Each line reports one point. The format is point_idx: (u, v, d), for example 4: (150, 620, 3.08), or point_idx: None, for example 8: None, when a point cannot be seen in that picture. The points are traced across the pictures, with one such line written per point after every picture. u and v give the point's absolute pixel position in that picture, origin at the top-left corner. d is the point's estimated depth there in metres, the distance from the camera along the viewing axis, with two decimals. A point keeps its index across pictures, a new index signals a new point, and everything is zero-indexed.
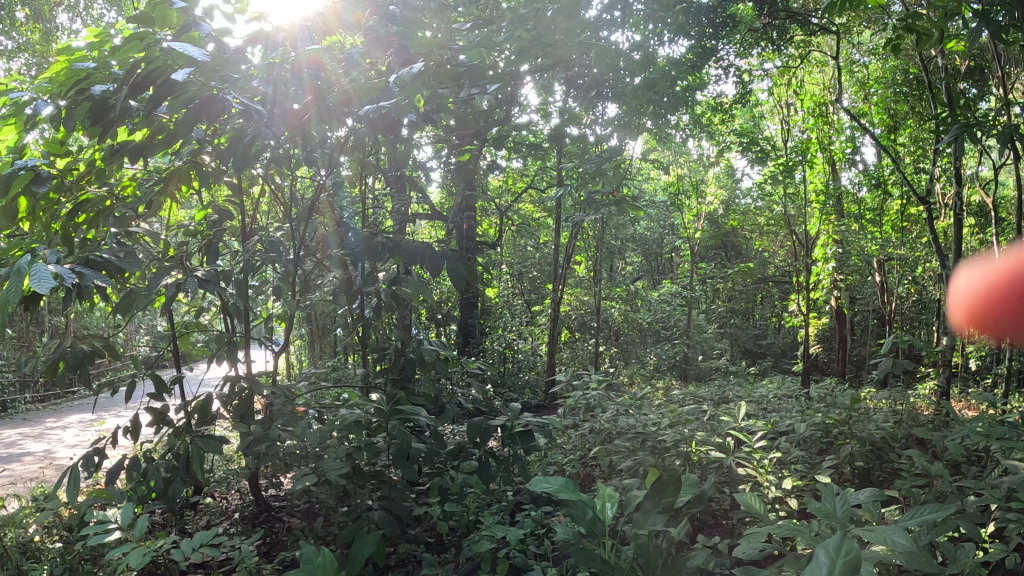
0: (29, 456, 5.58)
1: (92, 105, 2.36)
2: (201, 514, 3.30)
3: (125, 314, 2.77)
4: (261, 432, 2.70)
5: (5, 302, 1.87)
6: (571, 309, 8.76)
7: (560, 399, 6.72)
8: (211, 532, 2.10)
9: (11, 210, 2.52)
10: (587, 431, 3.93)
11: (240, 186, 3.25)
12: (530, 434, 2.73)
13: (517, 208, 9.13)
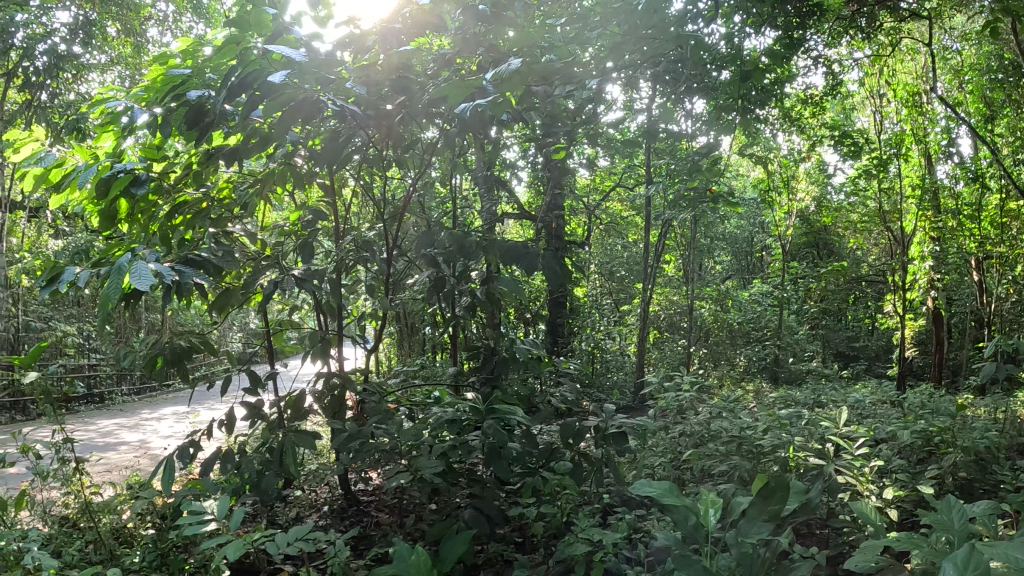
0: (125, 445, 5.96)
1: (189, 111, 2.47)
2: (292, 506, 3.46)
3: (222, 311, 2.90)
4: (356, 429, 2.76)
5: (106, 299, 1.98)
6: (660, 308, 8.62)
7: (649, 400, 6.58)
8: (308, 526, 2.05)
9: (113, 213, 2.68)
10: (676, 434, 3.83)
11: (331, 187, 3.34)
12: (623, 436, 2.70)
13: (605, 207, 9.08)
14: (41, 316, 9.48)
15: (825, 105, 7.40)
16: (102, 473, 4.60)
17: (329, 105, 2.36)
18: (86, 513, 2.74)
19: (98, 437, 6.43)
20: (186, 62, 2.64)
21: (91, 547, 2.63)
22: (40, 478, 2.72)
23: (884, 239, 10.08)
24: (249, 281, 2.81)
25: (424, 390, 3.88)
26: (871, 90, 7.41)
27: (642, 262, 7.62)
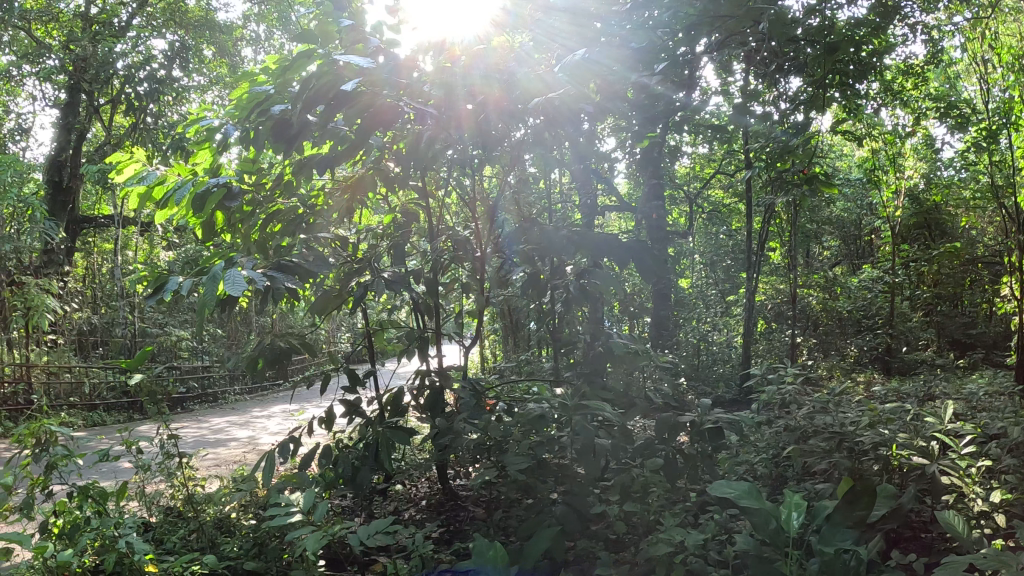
0: (236, 441, 6.35)
1: (274, 123, 2.61)
2: (391, 501, 3.55)
3: (321, 314, 3.01)
4: (446, 426, 2.77)
5: (203, 304, 2.11)
6: (766, 297, 8.30)
7: (752, 394, 6.34)
8: (387, 519, 2.11)
9: (211, 225, 2.85)
10: (778, 429, 3.64)
11: (423, 189, 3.39)
12: (720, 432, 2.56)
13: (707, 194, 8.88)
14: (158, 323, 10.53)
15: (928, 75, 6.95)
16: (210, 469, 4.91)
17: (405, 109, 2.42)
18: (190, 505, 2.91)
19: (210, 434, 6.88)
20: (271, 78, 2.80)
21: (193, 535, 2.81)
22: (147, 471, 2.92)
23: (999, 216, 8.97)
24: (341, 284, 2.92)
25: (519, 387, 3.85)
26: (974, 55, 6.25)
27: (746, 250, 7.36)
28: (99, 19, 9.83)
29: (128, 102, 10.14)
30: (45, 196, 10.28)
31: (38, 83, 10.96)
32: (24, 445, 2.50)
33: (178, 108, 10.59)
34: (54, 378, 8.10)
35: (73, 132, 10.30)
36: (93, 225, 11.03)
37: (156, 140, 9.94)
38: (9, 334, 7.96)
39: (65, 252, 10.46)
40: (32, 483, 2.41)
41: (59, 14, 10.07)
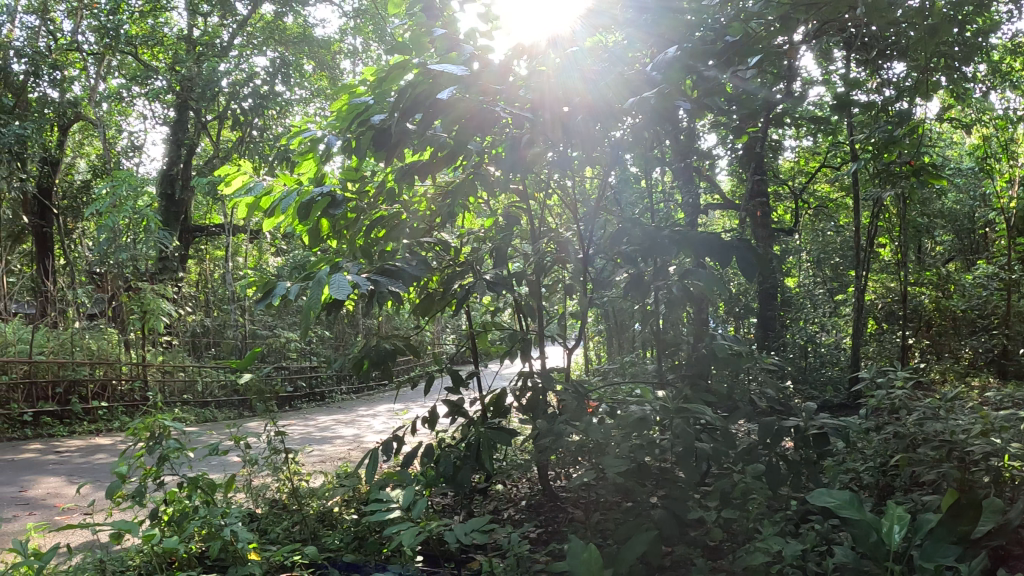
0: (341, 439, 6.58)
1: (375, 132, 2.60)
2: (491, 500, 3.57)
3: (425, 315, 3.13)
4: (547, 427, 2.62)
5: (309, 308, 2.17)
6: (875, 297, 7.89)
7: (861, 399, 6.05)
8: (483, 519, 2.17)
9: (317, 232, 3.00)
10: (889, 434, 3.44)
11: (525, 191, 3.27)
12: (825, 438, 2.44)
13: (812, 189, 8.55)
14: (268, 325, 11.10)
15: None
16: (317, 464, 5.12)
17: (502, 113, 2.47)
18: (295, 498, 3.06)
19: (317, 432, 7.17)
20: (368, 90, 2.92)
21: (297, 527, 2.96)
22: (253, 465, 3.08)
23: None
24: (447, 284, 3.04)
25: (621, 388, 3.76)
26: None
27: (854, 248, 7.02)
28: (203, 41, 10.44)
29: (234, 118, 10.75)
30: (159, 208, 11.08)
31: (152, 103, 11.79)
32: (139, 438, 2.69)
33: (282, 120, 11.12)
34: (172, 377, 8.64)
35: (184, 147, 11.10)
36: (206, 233, 11.82)
37: (262, 152, 10.46)
38: (132, 336, 8.54)
39: (180, 259, 11.25)
40: (144, 473, 2.60)
41: (166, 38, 10.78)
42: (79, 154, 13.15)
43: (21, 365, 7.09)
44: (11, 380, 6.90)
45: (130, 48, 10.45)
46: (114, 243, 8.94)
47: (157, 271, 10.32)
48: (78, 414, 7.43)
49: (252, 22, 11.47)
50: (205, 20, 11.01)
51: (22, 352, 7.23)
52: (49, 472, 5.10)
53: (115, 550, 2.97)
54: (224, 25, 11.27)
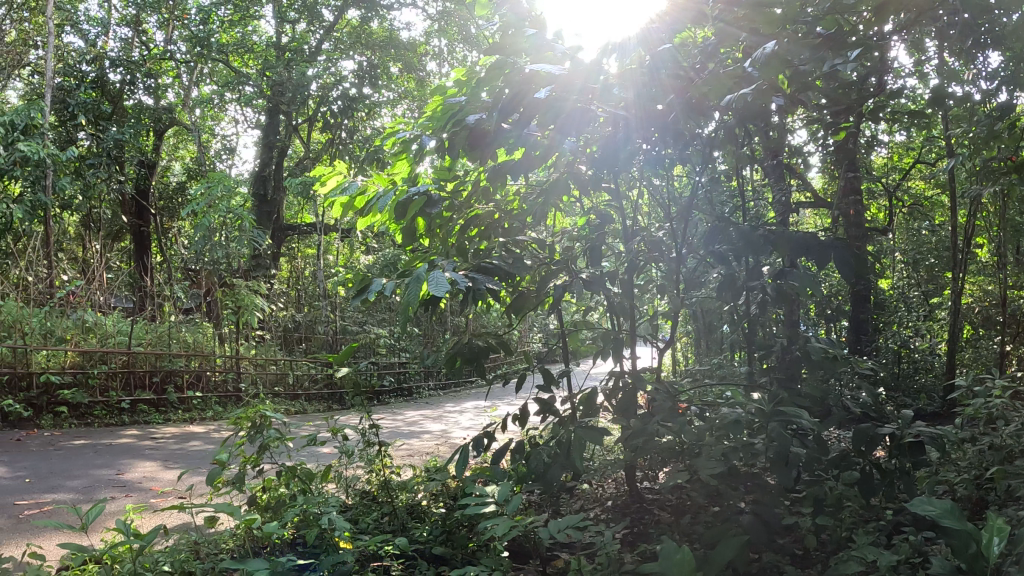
0: (427, 434, 6.72)
1: (470, 133, 2.75)
2: (578, 500, 3.49)
3: (517, 314, 3.02)
4: (640, 426, 2.59)
5: (408, 304, 2.28)
6: (973, 301, 7.54)
7: (958, 409, 5.80)
8: (579, 516, 2.14)
9: (413, 230, 3.03)
10: (989, 445, 3.28)
11: (618, 188, 3.11)
12: (921, 447, 2.34)
13: (905, 187, 8.23)
14: (359, 321, 11.34)
15: None
16: (405, 457, 5.24)
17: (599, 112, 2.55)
18: (385, 490, 3.16)
19: (406, 426, 7.30)
20: (461, 90, 2.98)
21: (386, 518, 3.04)
22: (348, 456, 3.17)
23: None
24: (539, 284, 2.94)
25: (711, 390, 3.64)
26: None
27: (952, 249, 6.72)
28: (292, 47, 10.81)
29: (323, 120, 11.10)
30: (252, 209, 11.56)
31: (243, 108, 12.29)
32: (240, 427, 2.81)
33: (372, 122, 11.40)
34: (265, 370, 9.00)
35: (276, 149, 11.53)
36: (297, 232, 12.23)
37: (351, 154, 10.76)
38: (225, 329, 8.91)
39: (273, 257, 11.69)
40: (244, 461, 2.72)
41: (256, 46, 11.19)
42: (173, 158, 13.81)
43: (120, 355, 7.42)
44: (111, 370, 7.29)
45: (220, 55, 10.93)
46: (210, 242, 9.39)
47: (251, 269, 10.72)
48: (173, 403, 7.80)
49: (339, 28, 11.80)
50: (292, 27, 11.38)
51: (122, 343, 7.61)
52: (149, 457, 5.38)
53: (210, 533, 3.11)
54: (311, 31, 11.64)
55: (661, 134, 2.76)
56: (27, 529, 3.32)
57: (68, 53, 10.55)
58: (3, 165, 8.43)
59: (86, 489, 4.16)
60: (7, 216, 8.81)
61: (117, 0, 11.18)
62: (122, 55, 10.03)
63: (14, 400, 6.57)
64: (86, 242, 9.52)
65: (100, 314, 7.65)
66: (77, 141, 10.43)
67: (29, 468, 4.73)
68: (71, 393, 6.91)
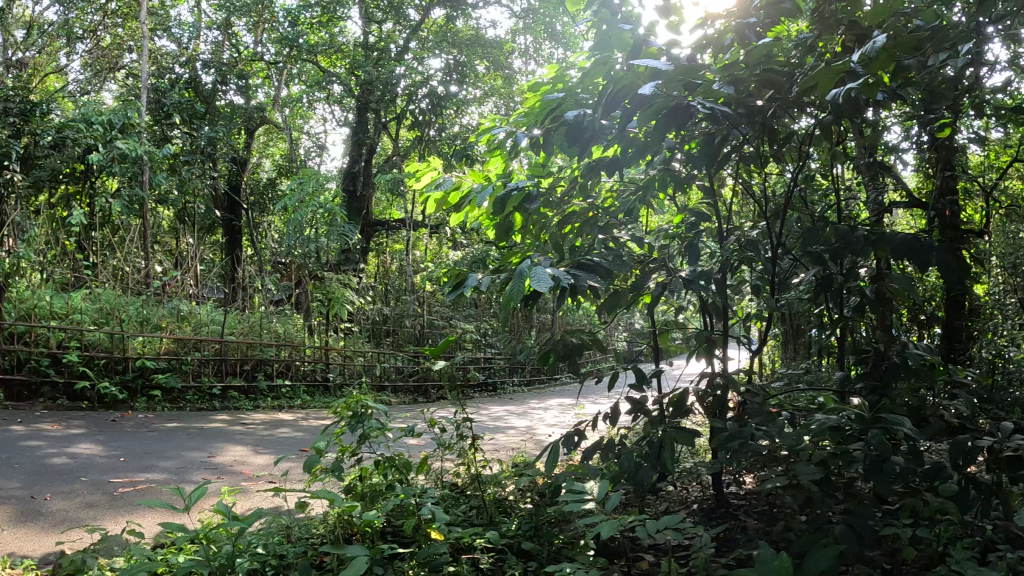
0: (514, 429, 6.79)
1: (569, 128, 2.66)
2: (663, 500, 3.36)
3: (611, 313, 2.85)
4: (736, 429, 2.51)
5: (513, 300, 2.26)
6: None
7: None
8: (678, 517, 1.99)
9: (509, 226, 3.02)
10: None
11: (713, 188, 3.08)
12: (1021, 462, 2.20)
13: (1006, 186, 7.81)
14: (446, 316, 11.52)
15: None
16: (491, 452, 5.32)
17: (703, 108, 2.35)
18: (476, 482, 3.23)
19: (490, 421, 7.37)
20: (557, 87, 3.03)
21: (475, 511, 3.08)
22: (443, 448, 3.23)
23: None
24: (638, 283, 2.75)
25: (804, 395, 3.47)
26: None
27: None
28: (379, 47, 11.05)
29: (411, 118, 11.27)
30: (343, 204, 12.07)
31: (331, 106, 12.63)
32: (343, 416, 2.91)
33: (458, 120, 11.51)
34: (352, 361, 9.34)
35: (365, 147, 11.80)
36: (386, 228, 12.50)
37: (438, 151, 10.96)
38: (315, 321, 9.29)
39: (361, 251, 11.99)
40: (342, 451, 2.81)
41: (345, 46, 11.47)
42: (262, 155, 14.33)
43: (213, 344, 7.82)
44: (204, 357, 7.64)
45: (309, 56, 11.28)
46: (301, 236, 9.72)
47: (340, 263, 11.02)
48: (261, 390, 8.18)
49: (424, 27, 11.95)
50: (378, 27, 11.61)
51: (215, 332, 7.95)
52: (238, 442, 5.60)
53: (300, 518, 3.22)
54: (397, 31, 11.83)
55: (757, 134, 2.64)
56: (123, 505, 3.51)
57: (162, 57, 11.06)
58: (103, 162, 8.94)
59: (179, 470, 4.37)
60: (107, 210, 9.32)
61: (209, 5, 11.64)
62: (217, 56, 10.50)
63: (112, 382, 6.94)
64: (180, 234, 9.97)
65: (194, 304, 8.00)
66: (171, 139, 10.92)
67: (127, 447, 5.00)
68: (165, 377, 7.26)
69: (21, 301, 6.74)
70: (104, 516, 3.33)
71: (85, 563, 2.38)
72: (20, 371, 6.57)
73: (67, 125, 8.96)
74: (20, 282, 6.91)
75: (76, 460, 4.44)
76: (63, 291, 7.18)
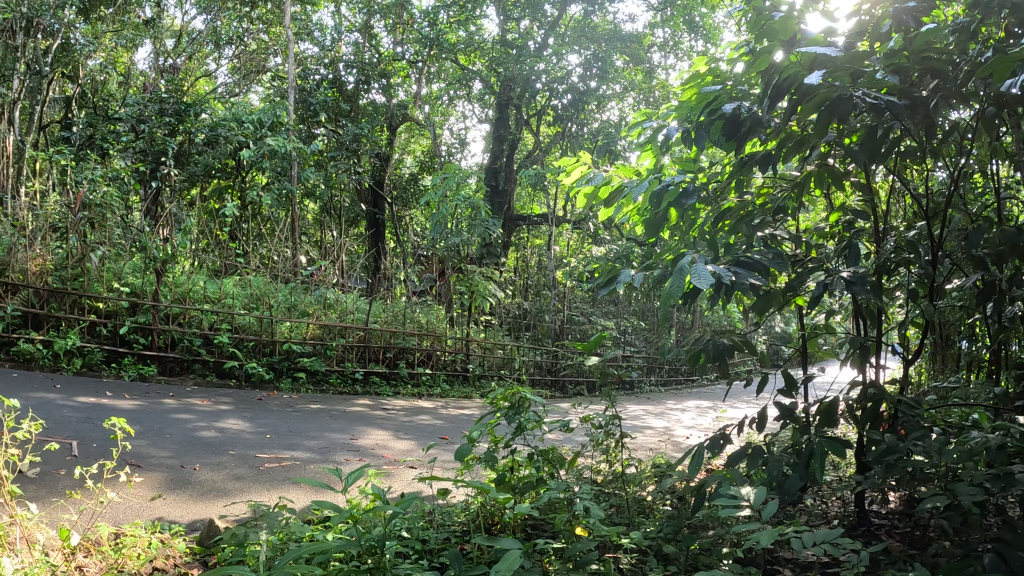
0: (652, 429, 6.71)
1: (726, 123, 2.63)
2: (802, 513, 3.20)
3: (761, 313, 2.76)
4: (890, 442, 2.35)
5: (670, 296, 2.24)
6: None
7: None
8: (839, 531, 1.88)
9: (661, 222, 3.02)
10: None
11: (870, 184, 2.90)
12: None
13: None
14: (586, 312, 11.53)
15: None
16: (633, 452, 5.28)
17: (868, 99, 2.20)
18: (619, 481, 3.21)
19: (628, 419, 7.34)
20: (715, 79, 2.98)
21: (616, 511, 3.08)
22: (591, 446, 3.24)
23: None
24: (795, 283, 2.68)
25: (958, 409, 3.21)
26: None
27: None
28: (518, 44, 11.21)
29: (552, 113, 11.28)
30: (486, 199, 12.23)
31: (471, 103, 12.92)
32: (499, 407, 3.01)
33: (598, 116, 11.43)
34: (492, 353, 9.56)
35: (506, 142, 11.99)
36: (527, 223, 12.61)
37: (580, 147, 10.99)
38: (456, 313, 9.55)
39: (503, 245, 12.13)
40: (493, 441, 2.90)
41: (485, 44, 11.71)
42: (405, 152, 14.90)
43: (357, 331, 8.28)
44: (348, 343, 8.08)
45: (449, 55, 11.63)
46: (445, 230, 10.08)
47: (482, 256, 11.23)
48: (402, 377, 8.56)
49: (561, 23, 12.00)
50: (516, 24, 11.76)
51: (359, 319, 8.37)
52: (379, 426, 5.86)
53: (440, 504, 3.33)
54: (534, 27, 11.90)
55: (918, 128, 2.44)
56: (269, 480, 3.76)
57: (307, 59, 11.71)
58: (255, 157, 9.58)
59: (323, 450, 4.63)
60: (259, 203, 9.96)
61: (350, 9, 12.18)
62: (361, 58, 11.06)
63: (259, 363, 7.46)
64: (325, 227, 10.54)
65: (339, 292, 8.44)
66: (317, 137, 11.55)
67: (273, 425, 5.35)
68: (310, 360, 7.75)
69: (176, 286, 7.28)
70: (252, 489, 3.58)
71: (244, 533, 2.59)
72: (174, 349, 7.12)
73: (220, 124, 9.71)
74: (176, 268, 7.39)
75: (225, 435, 4.80)
76: (216, 276, 7.73)
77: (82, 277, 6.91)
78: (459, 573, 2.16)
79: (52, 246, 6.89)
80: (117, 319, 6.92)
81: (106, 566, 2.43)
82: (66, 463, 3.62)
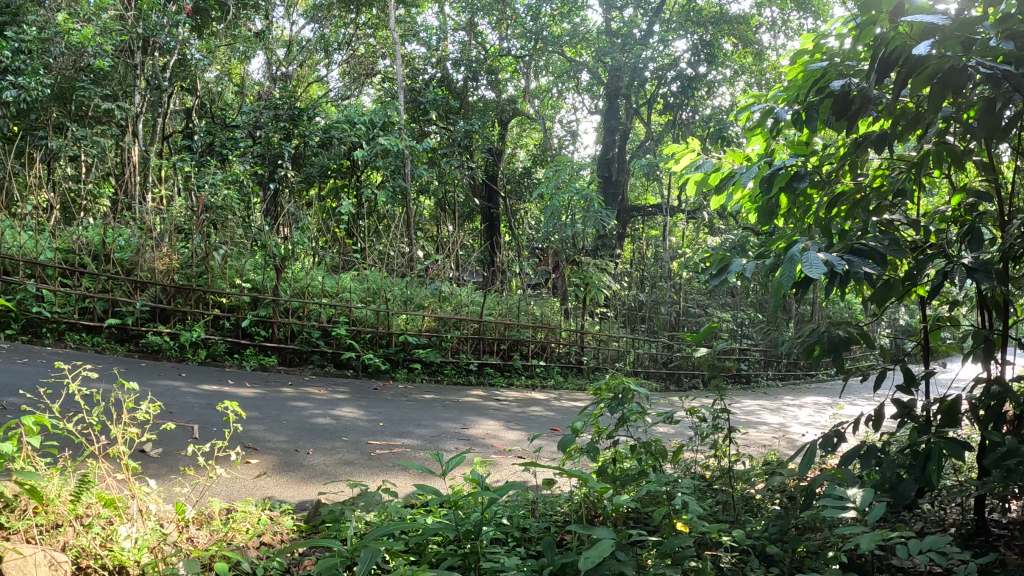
0: (768, 425, 6.47)
1: (836, 101, 2.50)
2: (918, 519, 3.00)
3: (880, 304, 2.61)
4: (1015, 444, 2.17)
5: (780, 286, 2.17)
6: None
7: None
8: (948, 539, 1.77)
9: (773, 208, 2.91)
10: None
11: (996, 164, 2.68)
12: None
13: None
14: (702, 304, 11.24)
15: None
16: (746, 449, 5.11)
17: (983, 68, 2.05)
18: (727, 477, 3.12)
19: (741, 414, 7.13)
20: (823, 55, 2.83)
21: (719, 508, 3.00)
22: (698, 440, 3.17)
23: None
24: (915, 271, 2.52)
25: None
26: None
27: None
28: (624, 33, 11.05)
29: (661, 101, 11.05)
30: (599, 189, 12.18)
31: (579, 94, 12.86)
32: (603, 399, 3.00)
33: (708, 102, 11.10)
34: (606, 346, 9.51)
35: (617, 133, 11.88)
36: (641, 214, 12.42)
37: (689, 134, 10.68)
38: (570, 305, 9.56)
39: (618, 237, 12.03)
40: (595, 433, 2.89)
41: (589, 35, 11.61)
42: (517, 146, 15.03)
43: (471, 323, 8.46)
44: (462, 335, 8.28)
45: (555, 47, 11.62)
46: (556, 222, 10.11)
47: (599, 248, 11.11)
48: (516, 369, 8.67)
49: (667, 9, 11.72)
50: (621, 13, 11.59)
51: (474, 311, 8.52)
52: (489, 417, 5.97)
53: (545, 495, 3.36)
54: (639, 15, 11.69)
55: None
56: (379, 466, 3.93)
57: (415, 60, 12.03)
58: (369, 157, 9.95)
59: (433, 439, 4.78)
60: (374, 201, 10.34)
61: (454, 9, 12.40)
62: (467, 55, 11.26)
63: (375, 355, 7.77)
64: (439, 222, 10.81)
65: (455, 285, 8.64)
66: (429, 135, 11.84)
67: (386, 414, 5.57)
68: (425, 352, 7.98)
69: (296, 281, 7.68)
70: (363, 474, 3.75)
71: (347, 513, 2.74)
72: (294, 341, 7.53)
73: (334, 127, 10.15)
74: (296, 265, 7.85)
75: (340, 423, 5.04)
76: (333, 272, 8.12)
77: (206, 274, 7.44)
78: (552, 562, 2.18)
79: (178, 246, 7.46)
80: (239, 313, 7.38)
81: (216, 538, 2.63)
82: (189, 443, 3.94)
